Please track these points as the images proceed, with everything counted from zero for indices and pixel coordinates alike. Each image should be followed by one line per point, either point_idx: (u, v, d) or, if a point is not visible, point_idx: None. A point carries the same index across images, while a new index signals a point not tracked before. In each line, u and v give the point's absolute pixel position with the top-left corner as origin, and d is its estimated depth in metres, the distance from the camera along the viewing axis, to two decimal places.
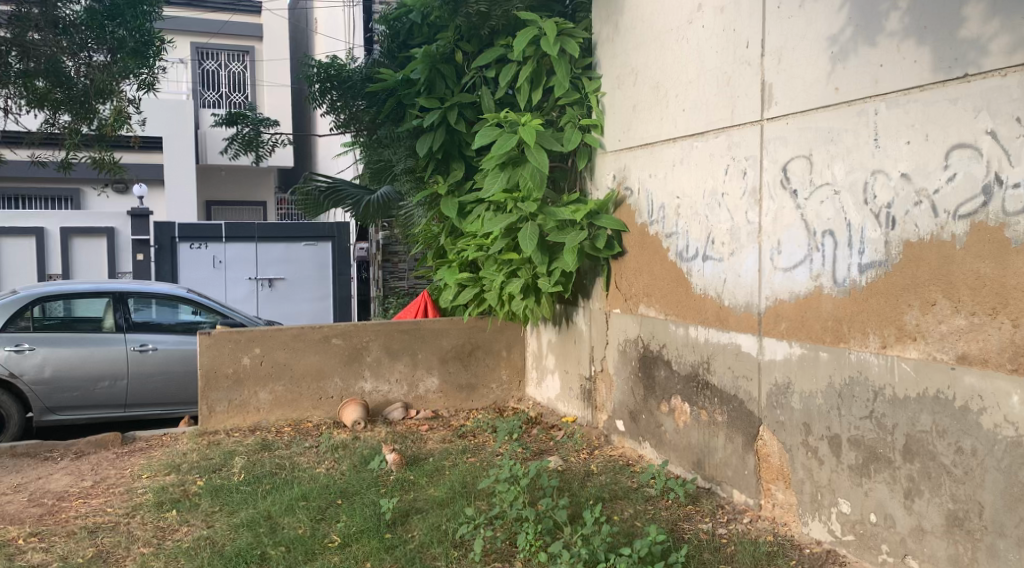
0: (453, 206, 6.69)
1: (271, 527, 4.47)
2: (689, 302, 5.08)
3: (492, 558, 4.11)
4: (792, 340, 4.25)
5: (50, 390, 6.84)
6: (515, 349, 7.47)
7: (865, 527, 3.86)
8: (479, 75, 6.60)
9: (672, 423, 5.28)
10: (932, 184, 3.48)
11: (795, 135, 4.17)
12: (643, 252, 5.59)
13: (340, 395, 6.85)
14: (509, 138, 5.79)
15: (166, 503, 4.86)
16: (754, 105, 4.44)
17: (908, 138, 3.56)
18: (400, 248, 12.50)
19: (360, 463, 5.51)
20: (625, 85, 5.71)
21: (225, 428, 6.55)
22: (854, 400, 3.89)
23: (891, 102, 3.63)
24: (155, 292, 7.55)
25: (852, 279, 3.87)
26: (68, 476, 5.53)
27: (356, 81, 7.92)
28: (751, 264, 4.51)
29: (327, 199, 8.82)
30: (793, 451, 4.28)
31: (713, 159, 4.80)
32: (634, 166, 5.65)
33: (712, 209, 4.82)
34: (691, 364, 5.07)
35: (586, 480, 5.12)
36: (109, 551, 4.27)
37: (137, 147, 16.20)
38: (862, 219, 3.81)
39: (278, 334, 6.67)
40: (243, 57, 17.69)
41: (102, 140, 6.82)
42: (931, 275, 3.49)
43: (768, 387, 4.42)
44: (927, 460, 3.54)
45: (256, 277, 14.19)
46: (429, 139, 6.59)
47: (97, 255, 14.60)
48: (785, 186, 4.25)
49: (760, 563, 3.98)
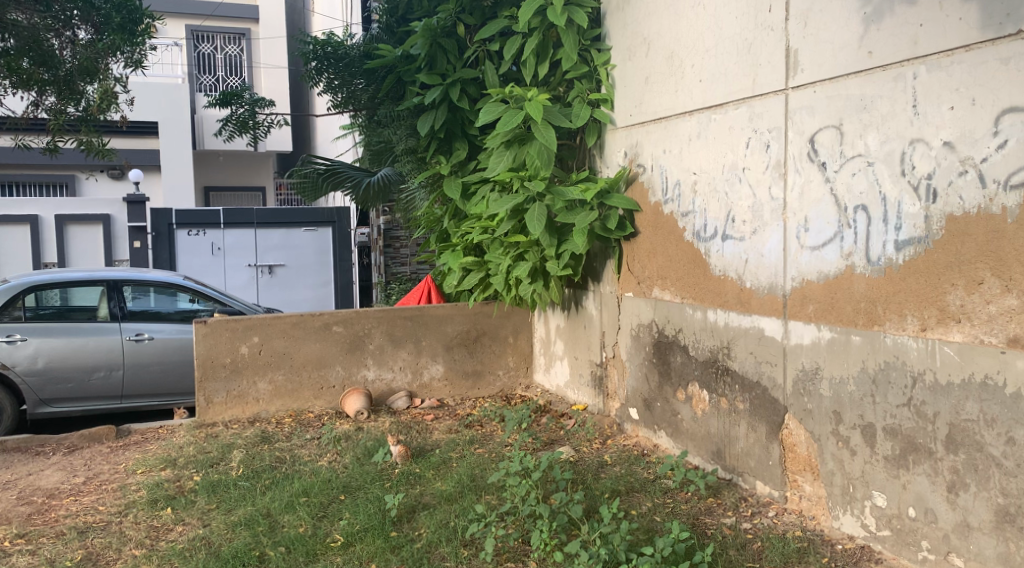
0: (456, 186, 6.48)
1: (270, 525, 4.24)
2: (707, 284, 4.81)
3: (505, 558, 3.86)
4: (820, 324, 3.99)
5: (44, 382, 6.61)
6: (522, 335, 7.23)
7: (902, 522, 3.62)
8: (481, 49, 6.33)
9: (690, 411, 5.03)
10: (980, 153, 3.21)
11: (823, 104, 3.89)
12: (657, 233, 5.32)
13: (342, 384, 6.62)
14: (514, 115, 5.54)
15: (161, 501, 4.63)
16: (778, 74, 4.16)
17: (952, 103, 3.30)
18: (402, 232, 12.23)
19: (363, 456, 5.28)
20: (637, 56, 5.42)
21: (223, 420, 6.31)
22: (890, 387, 3.64)
23: (932, 65, 3.36)
24: (152, 279, 7.31)
25: (888, 257, 3.61)
26: (60, 472, 5.30)
27: (353, 58, 7.50)
28: (775, 243, 4.25)
29: (324, 181, 8.56)
30: (822, 441, 4.03)
31: (733, 132, 4.52)
32: (647, 141, 5.37)
33: (732, 184, 4.55)
34: (709, 350, 4.81)
35: (601, 472, 4.88)
36: (99, 554, 4.04)
37: (127, 129, 15.80)
38: (899, 192, 3.54)
39: (278, 321, 6.42)
40: (240, 40, 17.38)
41: (89, 123, 6.47)
42: (978, 252, 3.23)
43: (795, 373, 4.16)
44: (973, 451, 3.30)
45: (255, 263, 13.93)
46: (430, 117, 6.28)
47: (95, 243, 14.29)
48: (813, 159, 3.98)
49: (790, 561, 3.74)
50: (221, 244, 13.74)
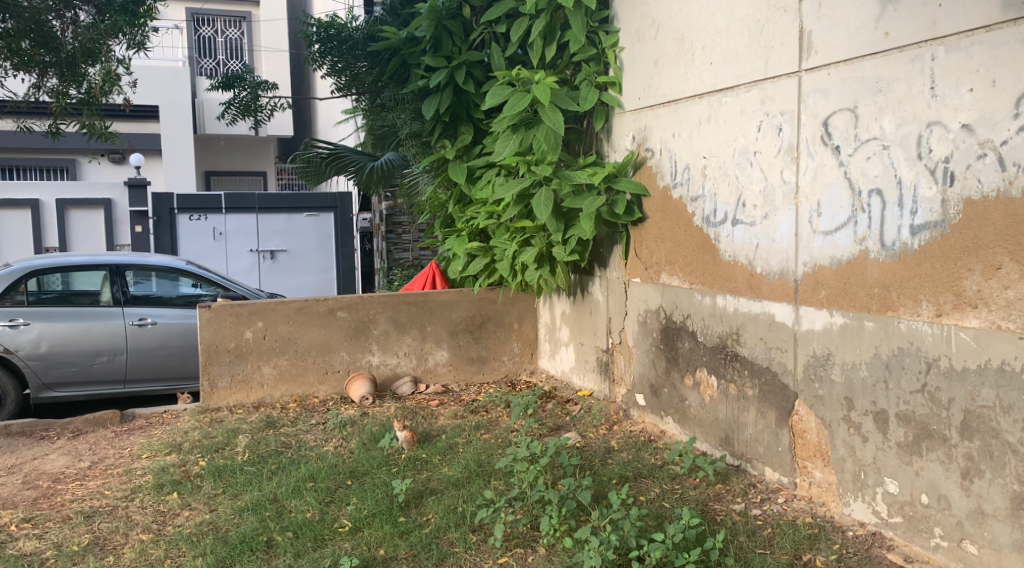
0: (462, 171, 6.41)
1: (278, 511, 4.21)
2: (717, 270, 4.76)
3: (514, 543, 3.84)
4: (833, 309, 3.95)
5: (47, 366, 6.58)
6: (527, 321, 7.19)
7: (915, 509, 3.60)
8: (488, 31, 6.25)
9: (697, 397, 5.00)
10: (1000, 136, 3.17)
11: (837, 86, 3.84)
12: (665, 218, 5.27)
13: (347, 369, 6.59)
14: (521, 98, 5.48)
15: (167, 485, 4.61)
16: (791, 56, 4.10)
17: (972, 85, 3.26)
18: (404, 218, 12.17)
19: (369, 442, 5.25)
20: (646, 38, 5.36)
21: (227, 405, 6.29)
22: (903, 373, 3.60)
23: (951, 46, 3.32)
24: (154, 264, 7.26)
25: (902, 242, 3.57)
26: (65, 456, 5.28)
27: (358, 40, 7.43)
28: (787, 227, 4.20)
29: (328, 165, 8.51)
30: (833, 428, 4.00)
31: (744, 115, 4.47)
32: (655, 125, 5.32)
33: (743, 168, 4.50)
34: (718, 335, 4.77)
35: (608, 458, 4.86)
36: (106, 538, 4.01)
37: (127, 113, 15.71)
38: (915, 176, 3.50)
39: (282, 306, 6.38)
40: (240, 24, 17.19)
41: (91, 106, 6.38)
42: (996, 236, 3.19)
43: (806, 359, 4.13)
44: (988, 438, 3.27)
45: (257, 249, 13.89)
46: (435, 100, 6.24)
47: (96, 227, 14.21)
48: (826, 143, 3.92)
49: (801, 547, 3.72)
50: (223, 229, 13.69)
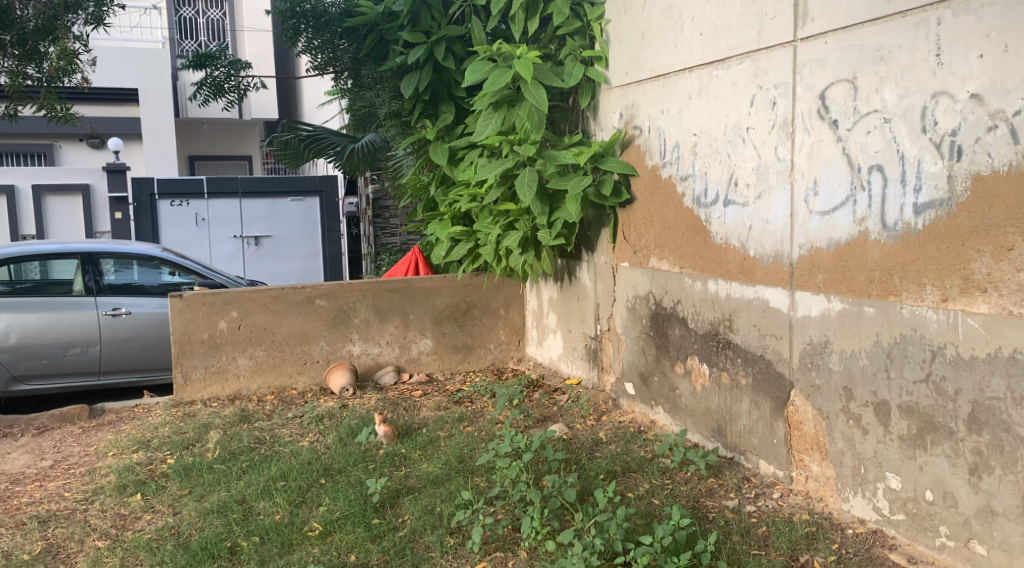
0: (443, 152, 6.16)
1: (245, 513, 3.98)
2: (708, 253, 4.52)
3: (493, 547, 3.62)
4: (830, 294, 3.72)
5: (16, 358, 6.34)
6: (513, 307, 6.95)
7: (918, 506, 3.39)
8: (467, 3, 5.95)
9: (688, 386, 4.77)
10: (1012, 105, 2.92)
11: (835, 56, 3.58)
12: (654, 198, 5.02)
13: (326, 359, 6.34)
14: (502, 73, 5.20)
15: (130, 486, 4.36)
16: (785, 25, 3.84)
17: (981, 50, 3.01)
18: (391, 202, 11.93)
19: (346, 436, 5.02)
20: (632, 9, 5.08)
21: (201, 398, 6.05)
22: (907, 362, 3.38)
23: (959, 9, 3.07)
24: (131, 252, 7.00)
25: (905, 223, 3.33)
26: (27, 455, 5.03)
27: (332, 16, 7.19)
28: (781, 208, 3.96)
29: (307, 148, 8.16)
30: (831, 419, 3.78)
31: (736, 89, 4.21)
32: (643, 102, 5.05)
33: (734, 146, 4.25)
34: (710, 322, 4.54)
35: (595, 451, 4.64)
36: (60, 546, 3.78)
37: (102, 97, 15.34)
38: (919, 150, 3.26)
39: (256, 295, 6.13)
40: (221, 3, 16.77)
41: (50, 88, 6.05)
42: (1007, 215, 2.95)
43: (802, 347, 3.90)
44: (999, 432, 3.04)
45: (241, 235, 13.62)
46: (414, 78, 5.96)
47: (75, 214, 13.91)
48: (824, 116, 3.67)
49: (798, 548, 3.49)
50: (205, 215, 13.40)
